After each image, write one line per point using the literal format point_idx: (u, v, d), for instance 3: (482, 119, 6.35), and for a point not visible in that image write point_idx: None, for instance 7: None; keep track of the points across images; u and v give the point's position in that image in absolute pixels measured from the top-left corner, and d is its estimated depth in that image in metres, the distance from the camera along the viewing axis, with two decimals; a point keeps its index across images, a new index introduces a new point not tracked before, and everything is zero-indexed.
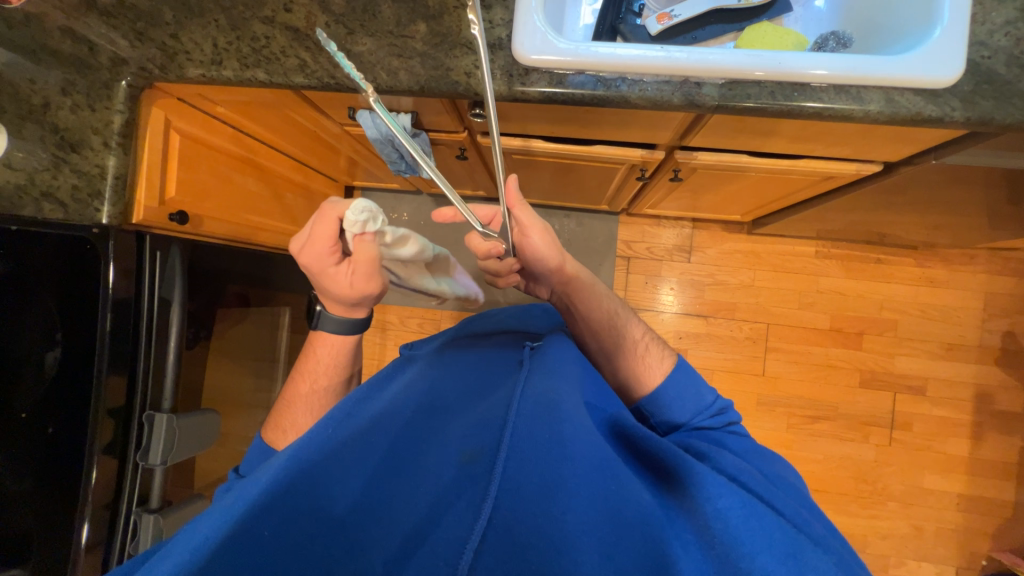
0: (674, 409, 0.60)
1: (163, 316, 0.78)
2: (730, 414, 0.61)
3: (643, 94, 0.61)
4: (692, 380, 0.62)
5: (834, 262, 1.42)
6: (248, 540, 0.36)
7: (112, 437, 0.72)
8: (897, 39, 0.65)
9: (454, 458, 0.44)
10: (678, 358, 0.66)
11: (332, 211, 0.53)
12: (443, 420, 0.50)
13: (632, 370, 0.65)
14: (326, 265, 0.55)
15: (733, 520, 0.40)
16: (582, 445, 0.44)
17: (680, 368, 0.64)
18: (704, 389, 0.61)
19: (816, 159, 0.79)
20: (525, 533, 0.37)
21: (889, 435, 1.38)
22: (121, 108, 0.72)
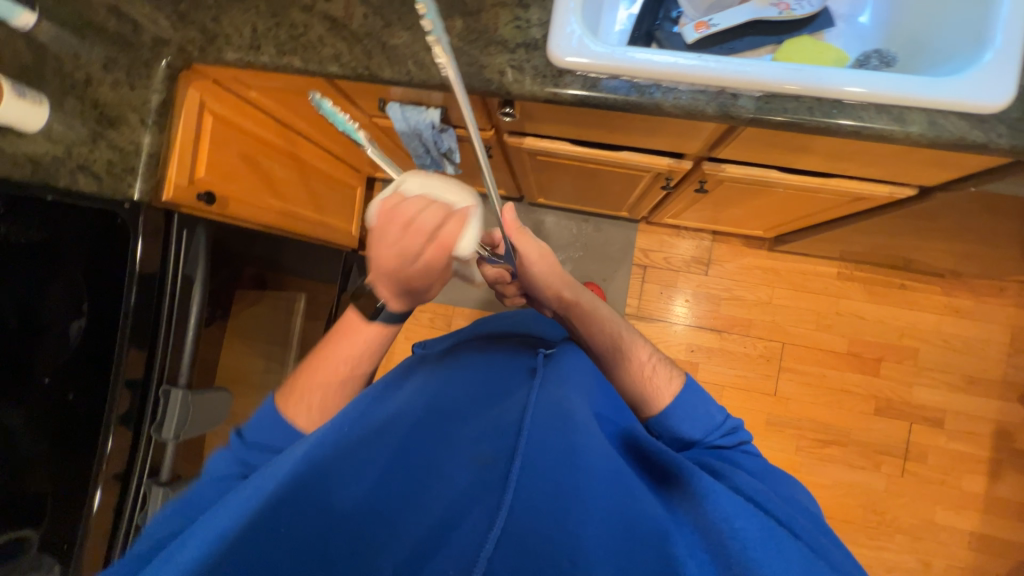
0: (686, 426, 0.58)
1: (185, 294, 0.79)
2: (741, 433, 0.60)
3: (677, 103, 0.60)
4: (702, 399, 0.61)
5: (856, 284, 1.39)
6: (263, 529, 0.37)
7: (128, 407, 0.74)
8: (941, 61, 0.63)
9: (469, 463, 0.45)
10: (686, 378, 0.63)
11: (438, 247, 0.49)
12: (454, 422, 0.50)
13: (635, 393, 0.62)
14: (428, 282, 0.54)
15: (748, 542, 0.40)
16: (594, 457, 0.46)
17: (690, 388, 0.61)
18: (712, 408, 0.60)
19: (848, 179, 0.78)
20: (538, 544, 0.38)
21: (902, 466, 1.35)
22: (158, 87, 0.74)
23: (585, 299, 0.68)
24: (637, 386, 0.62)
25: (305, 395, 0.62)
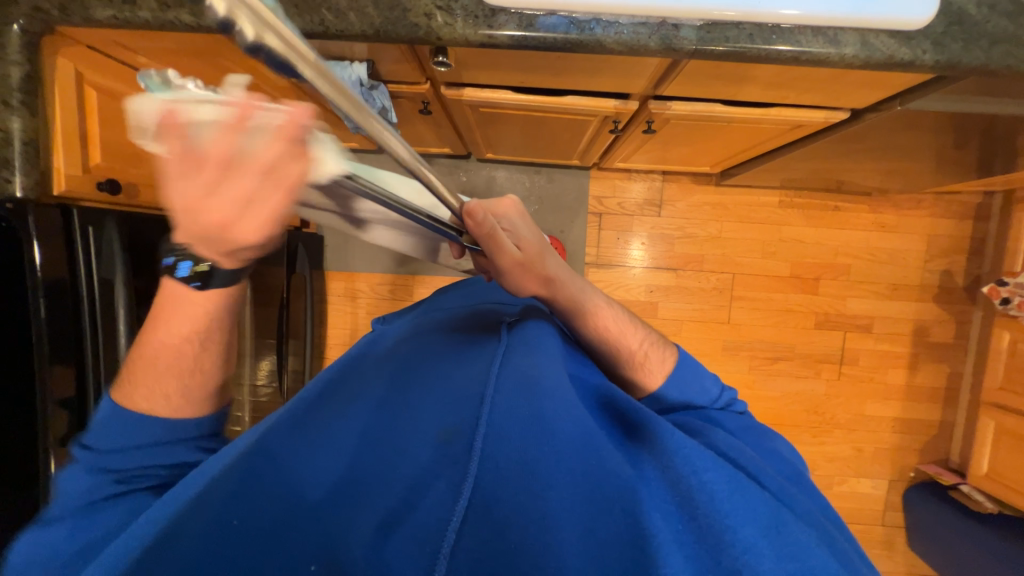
0: (673, 390, 0.59)
1: (107, 297, 0.71)
2: (734, 405, 0.61)
3: (619, 38, 0.57)
4: (696, 373, 0.61)
5: (796, 210, 1.47)
6: (216, 529, 0.36)
7: (66, 429, 0.67)
8: None
9: (431, 439, 0.43)
10: (679, 351, 0.64)
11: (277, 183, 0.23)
12: (418, 401, 0.48)
13: (629, 372, 0.62)
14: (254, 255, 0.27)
15: (721, 497, 0.39)
16: (563, 421, 0.43)
17: (685, 363, 0.62)
18: (708, 382, 0.61)
19: (786, 108, 0.79)
20: (505, 512, 0.37)
21: (839, 370, 1.50)
22: (17, 59, 0.60)
23: (573, 288, 0.63)
24: (633, 368, 0.61)
25: (146, 390, 0.43)
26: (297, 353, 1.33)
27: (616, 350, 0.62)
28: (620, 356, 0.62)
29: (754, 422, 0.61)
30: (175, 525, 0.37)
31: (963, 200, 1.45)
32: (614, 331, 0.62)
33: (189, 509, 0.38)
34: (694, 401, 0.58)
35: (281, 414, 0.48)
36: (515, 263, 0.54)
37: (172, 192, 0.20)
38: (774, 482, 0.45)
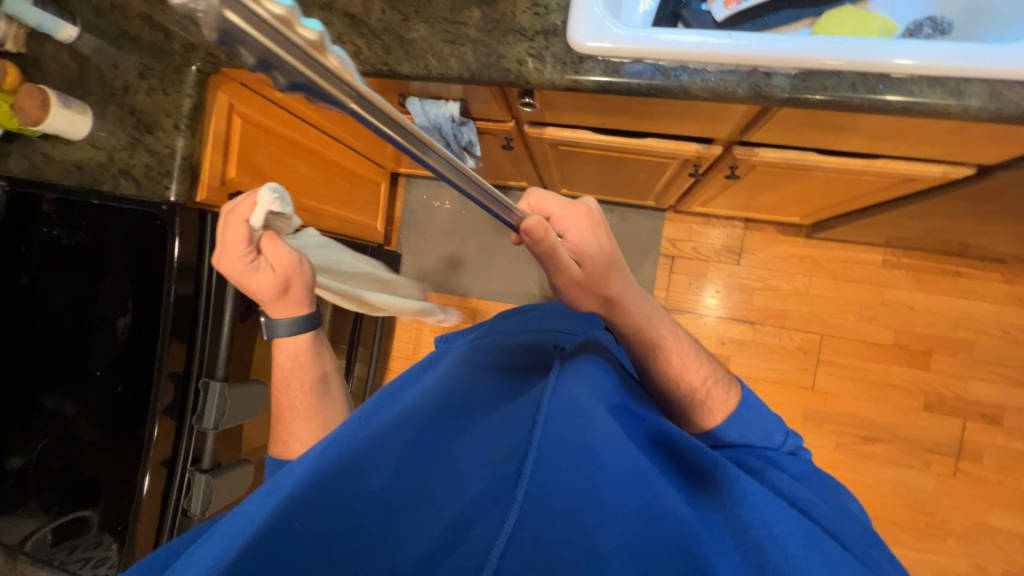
0: (731, 428, 0.57)
1: (220, 289, 0.80)
2: (796, 450, 0.58)
3: (705, 85, 0.57)
4: (759, 413, 0.59)
5: (904, 272, 1.30)
6: (278, 527, 0.36)
7: (172, 399, 0.77)
8: (1006, 29, 0.57)
9: (481, 458, 0.43)
10: (743, 392, 0.61)
11: (234, 216, 0.47)
12: (470, 417, 0.48)
13: (685, 407, 0.59)
14: (246, 270, 0.51)
15: (792, 547, 0.39)
16: (613, 453, 0.42)
17: (750, 405, 0.59)
18: (772, 427, 0.58)
19: (894, 160, 0.72)
20: (556, 542, 0.36)
21: (954, 465, 1.26)
22: (190, 92, 0.75)
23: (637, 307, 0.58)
24: (687, 404, 0.59)
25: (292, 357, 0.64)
26: (363, 360, 1.43)
27: (675, 381, 0.59)
28: (682, 388, 0.59)
29: (816, 469, 0.57)
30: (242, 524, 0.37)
31: None
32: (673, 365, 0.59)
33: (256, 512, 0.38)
34: (754, 443, 0.56)
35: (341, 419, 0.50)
36: (574, 282, 0.52)
37: (233, 228, 0.47)
38: (853, 540, 0.43)
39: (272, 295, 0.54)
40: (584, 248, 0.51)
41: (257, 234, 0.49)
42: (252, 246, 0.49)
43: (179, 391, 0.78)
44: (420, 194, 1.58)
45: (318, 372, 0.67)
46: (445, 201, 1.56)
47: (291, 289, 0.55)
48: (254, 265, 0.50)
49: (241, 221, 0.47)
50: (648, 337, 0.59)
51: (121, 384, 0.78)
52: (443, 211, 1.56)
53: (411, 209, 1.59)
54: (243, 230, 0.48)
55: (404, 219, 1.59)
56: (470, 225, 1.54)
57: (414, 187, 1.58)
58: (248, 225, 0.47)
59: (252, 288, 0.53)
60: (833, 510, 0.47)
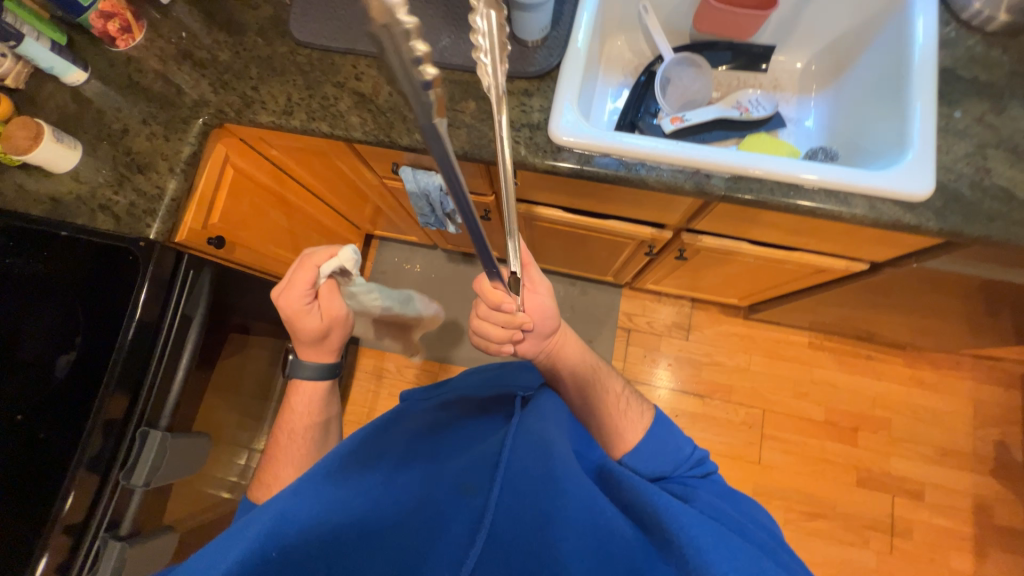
0: (657, 463, 0.64)
1: (181, 332, 0.77)
2: (707, 465, 0.66)
3: (659, 178, 0.69)
4: (671, 433, 0.67)
5: (826, 353, 1.47)
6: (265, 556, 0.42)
7: (99, 452, 0.69)
8: (874, 158, 0.73)
9: (454, 489, 0.50)
10: (656, 412, 0.70)
11: (310, 260, 0.64)
12: (443, 460, 0.55)
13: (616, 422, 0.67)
14: (300, 306, 0.64)
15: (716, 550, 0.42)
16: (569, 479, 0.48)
17: (661, 423, 0.68)
18: (681, 442, 0.66)
19: (808, 254, 0.87)
20: None
21: (890, 542, 1.32)
22: (192, 141, 0.79)
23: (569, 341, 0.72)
24: (613, 426, 0.67)
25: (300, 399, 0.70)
26: None
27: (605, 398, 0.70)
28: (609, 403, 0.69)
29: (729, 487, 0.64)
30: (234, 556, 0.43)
31: (1004, 367, 1.41)
32: (601, 389, 0.71)
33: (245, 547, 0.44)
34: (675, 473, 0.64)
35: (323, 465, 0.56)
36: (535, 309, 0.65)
37: (307, 269, 0.63)
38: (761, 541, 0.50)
39: (312, 337, 0.65)
40: (539, 290, 0.66)
41: (321, 279, 0.65)
42: (315, 288, 0.64)
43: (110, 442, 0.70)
44: (392, 256, 1.63)
45: (323, 420, 0.71)
46: (416, 264, 1.62)
47: (328, 334, 0.67)
48: (310, 304, 0.64)
49: (314, 265, 0.64)
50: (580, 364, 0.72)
51: (42, 430, 0.69)
52: (413, 273, 1.61)
53: (381, 269, 1.63)
54: (312, 271, 0.64)
55: (373, 278, 1.62)
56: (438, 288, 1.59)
57: (386, 249, 1.64)
58: (319, 268, 0.64)
59: (298, 327, 0.65)
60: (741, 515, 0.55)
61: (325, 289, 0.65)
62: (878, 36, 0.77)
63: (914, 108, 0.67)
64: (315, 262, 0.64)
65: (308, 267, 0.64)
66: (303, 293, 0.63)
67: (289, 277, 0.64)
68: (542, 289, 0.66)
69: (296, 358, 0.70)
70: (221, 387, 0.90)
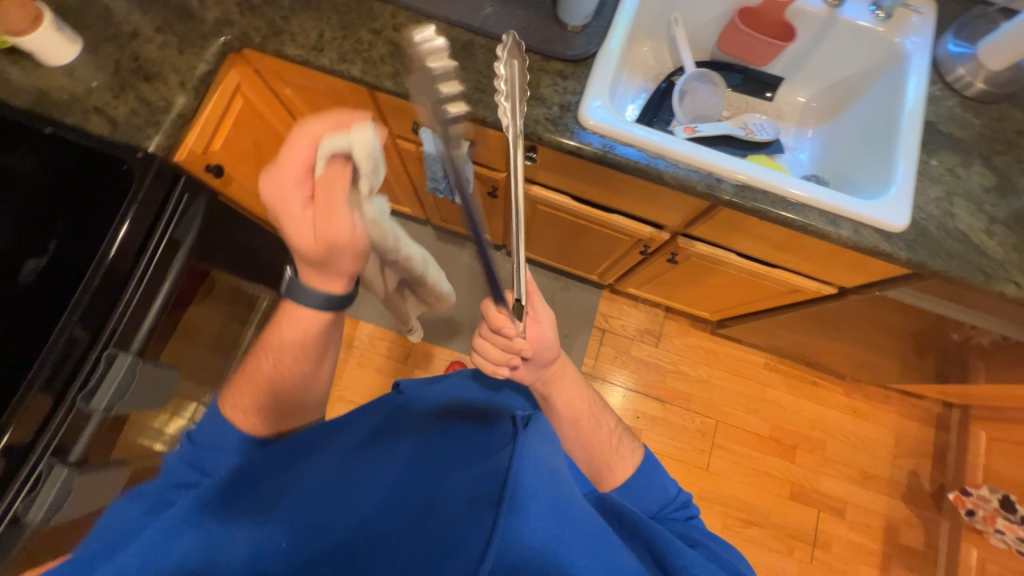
0: (643, 500, 0.68)
1: (167, 256, 0.73)
2: (692, 508, 0.70)
3: (675, 175, 0.73)
4: (658, 473, 0.72)
5: (778, 375, 1.58)
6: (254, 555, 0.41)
7: (56, 369, 0.63)
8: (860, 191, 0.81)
9: (458, 497, 0.45)
10: (645, 450, 0.75)
11: (310, 131, 0.50)
12: (448, 466, 0.51)
13: (607, 458, 0.71)
14: (290, 193, 0.52)
15: None
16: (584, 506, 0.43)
17: (649, 461, 0.73)
18: (667, 483, 0.70)
19: (787, 271, 0.95)
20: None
21: (811, 552, 1.44)
22: (208, 59, 0.75)
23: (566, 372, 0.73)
24: (604, 462, 0.71)
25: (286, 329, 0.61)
26: None
27: (598, 434, 0.73)
28: (604, 441, 0.72)
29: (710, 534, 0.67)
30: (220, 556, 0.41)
31: (925, 406, 1.57)
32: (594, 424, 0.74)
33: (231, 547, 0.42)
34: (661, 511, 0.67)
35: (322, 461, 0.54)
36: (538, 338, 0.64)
37: (302, 141, 0.51)
38: None
39: (304, 237, 0.53)
40: (540, 322, 0.65)
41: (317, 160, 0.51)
42: (312, 175, 0.52)
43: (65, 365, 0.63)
44: None
45: (315, 353, 0.63)
46: None
47: (322, 239, 0.53)
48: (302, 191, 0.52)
49: (314, 137, 0.50)
50: (578, 399, 0.73)
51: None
52: None
53: None
54: (310, 147, 0.51)
55: None
56: None
57: None
58: (319, 143, 0.51)
59: (288, 221, 0.53)
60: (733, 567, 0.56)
61: (321, 174, 0.51)
62: (874, 85, 0.86)
63: (899, 150, 0.76)
64: (312, 136, 0.51)
65: (304, 139, 0.51)
66: (296, 176, 0.51)
67: (280, 157, 0.51)
68: (545, 319, 0.65)
69: (300, 279, 0.59)
70: (190, 328, 0.85)
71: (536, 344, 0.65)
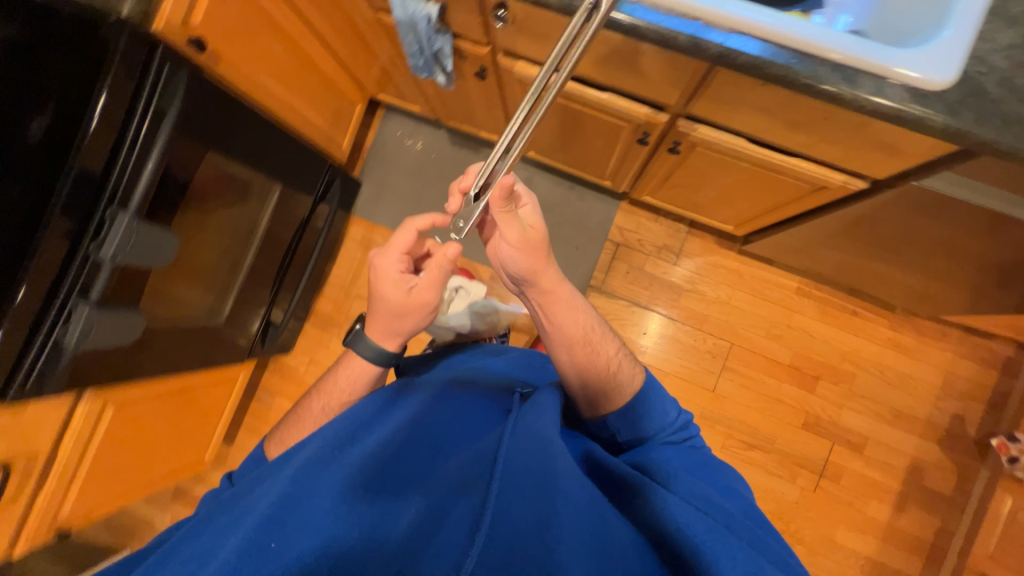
0: (645, 425, 0.75)
1: (154, 124, 0.78)
2: (690, 428, 0.78)
3: (654, 25, 0.62)
4: (659, 397, 0.78)
5: (812, 302, 1.43)
6: (262, 545, 0.46)
7: (70, 222, 0.74)
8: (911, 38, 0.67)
9: (454, 485, 0.53)
10: (647, 374, 0.81)
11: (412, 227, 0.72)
12: (438, 455, 0.59)
13: (603, 381, 0.78)
14: (395, 274, 0.71)
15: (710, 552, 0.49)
16: (570, 482, 0.53)
17: (650, 385, 0.79)
18: (668, 406, 0.78)
19: (810, 161, 0.81)
20: (513, 542, 0.47)
21: (816, 481, 1.39)
22: None
23: (558, 286, 0.80)
24: (602, 385, 0.77)
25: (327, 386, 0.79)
26: (296, 272, 1.41)
27: (593, 355, 0.79)
28: (602, 364, 0.78)
29: (707, 457, 0.74)
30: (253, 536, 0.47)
31: (992, 347, 1.37)
32: (592, 349, 0.80)
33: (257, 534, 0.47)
34: (660, 428, 0.75)
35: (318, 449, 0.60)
36: (519, 240, 0.75)
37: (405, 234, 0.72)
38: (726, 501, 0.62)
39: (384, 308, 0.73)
40: (515, 218, 0.73)
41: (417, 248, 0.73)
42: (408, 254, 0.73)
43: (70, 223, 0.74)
44: (395, 129, 1.60)
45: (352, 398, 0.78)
46: (418, 141, 1.59)
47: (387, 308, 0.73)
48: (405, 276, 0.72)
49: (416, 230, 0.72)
50: (572, 318, 0.80)
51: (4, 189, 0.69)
52: (413, 151, 1.58)
53: (382, 142, 1.60)
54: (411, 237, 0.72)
55: (373, 149, 1.60)
56: (437, 169, 1.58)
57: (390, 121, 1.60)
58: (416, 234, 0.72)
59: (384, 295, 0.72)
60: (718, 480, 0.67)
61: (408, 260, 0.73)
62: None
63: None
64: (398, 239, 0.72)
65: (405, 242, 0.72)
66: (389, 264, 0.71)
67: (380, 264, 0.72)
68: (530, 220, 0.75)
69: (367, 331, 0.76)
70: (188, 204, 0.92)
71: (518, 250, 0.76)
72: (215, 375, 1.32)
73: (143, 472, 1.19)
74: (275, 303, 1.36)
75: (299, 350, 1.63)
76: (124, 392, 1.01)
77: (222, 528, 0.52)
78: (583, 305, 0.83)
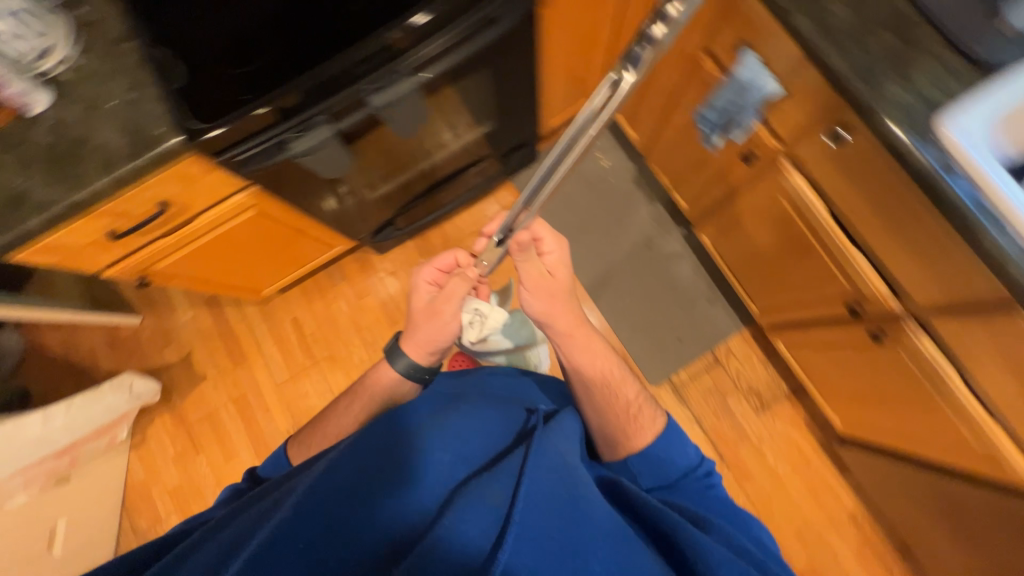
0: (669, 466, 0.79)
1: (484, 25, 0.83)
2: (713, 476, 0.80)
3: (999, 246, 0.62)
4: (681, 441, 0.82)
5: (857, 534, 1.37)
6: (301, 546, 0.56)
7: (370, 57, 0.77)
8: None
9: (476, 495, 0.58)
10: (665, 418, 0.85)
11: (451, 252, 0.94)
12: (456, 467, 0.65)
13: (623, 424, 0.82)
14: (431, 286, 0.94)
15: None
16: (596, 511, 0.60)
17: (669, 428, 0.83)
18: (687, 448, 0.81)
19: (1007, 436, 0.79)
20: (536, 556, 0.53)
21: None
22: None
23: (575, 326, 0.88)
24: (622, 429, 0.82)
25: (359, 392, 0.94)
26: (442, 198, 1.44)
27: (614, 400, 0.84)
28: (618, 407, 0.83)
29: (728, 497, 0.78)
30: (293, 530, 0.57)
31: None
32: (613, 391, 0.86)
33: (292, 533, 0.56)
34: (679, 471, 0.79)
35: (348, 446, 0.68)
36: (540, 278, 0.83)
37: (445, 254, 0.94)
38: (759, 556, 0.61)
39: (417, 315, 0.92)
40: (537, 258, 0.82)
41: (453, 267, 0.94)
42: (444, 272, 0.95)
43: (351, 48, 0.76)
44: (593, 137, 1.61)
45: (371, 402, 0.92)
46: (605, 160, 1.60)
47: (420, 316, 0.92)
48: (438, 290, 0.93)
49: (454, 255, 0.94)
50: (592, 359, 0.87)
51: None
52: (596, 165, 1.59)
53: None
54: (449, 259, 0.94)
55: None
56: (605, 193, 1.59)
57: (594, 128, 1.62)
58: (454, 257, 0.94)
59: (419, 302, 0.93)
60: (738, 523, 0.72)
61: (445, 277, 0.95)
62: None
63: None
64: (441, 260, 0.94)
65: (444, 263, 0.94)
66: (431, 279, 0.94)
67: (417, 278, 0.95)
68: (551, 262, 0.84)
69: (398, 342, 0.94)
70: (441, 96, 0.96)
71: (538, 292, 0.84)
72: (326, 237, 1.34)
73: (219, 272, 1.22)
74: (406, 210, 1.38)
75: (388, 257, 1.65)
76: (269, 208, 1.04)
77: (264, 517, 0.60)
78: (602, 345, 0.89)
